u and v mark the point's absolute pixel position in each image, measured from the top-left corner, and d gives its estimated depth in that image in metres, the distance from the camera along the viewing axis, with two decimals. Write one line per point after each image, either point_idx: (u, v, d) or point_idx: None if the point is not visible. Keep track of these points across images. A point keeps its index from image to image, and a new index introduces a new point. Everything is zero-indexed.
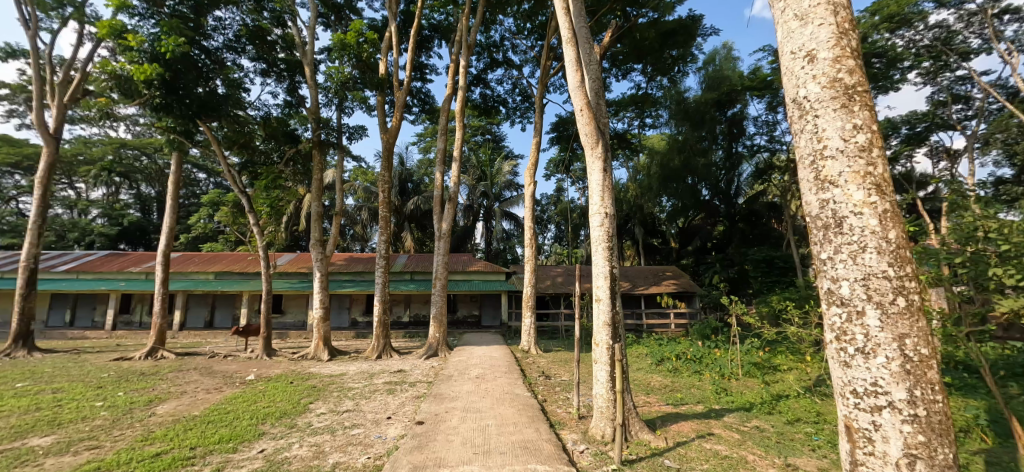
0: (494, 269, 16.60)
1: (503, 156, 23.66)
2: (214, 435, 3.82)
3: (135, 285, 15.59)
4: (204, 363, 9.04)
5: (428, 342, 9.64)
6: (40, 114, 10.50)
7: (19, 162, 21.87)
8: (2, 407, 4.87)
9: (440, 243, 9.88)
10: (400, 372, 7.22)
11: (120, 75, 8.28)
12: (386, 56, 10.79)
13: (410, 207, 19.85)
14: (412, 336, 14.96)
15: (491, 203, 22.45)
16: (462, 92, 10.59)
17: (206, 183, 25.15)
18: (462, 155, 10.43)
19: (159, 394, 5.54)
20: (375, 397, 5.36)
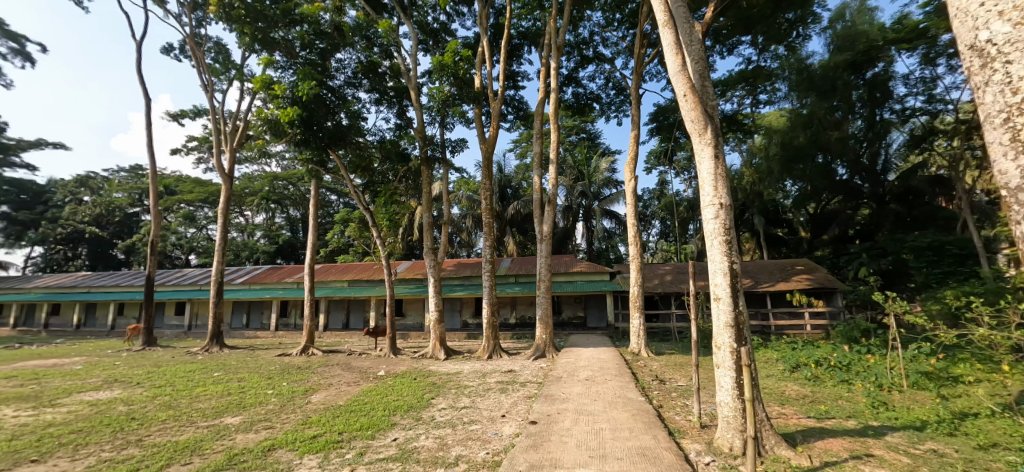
0: (597, 269, 16.28)
1: (600, 153, 23.51)
2: (356, 423, 4.34)
3: (291, 293, 18.66)
4: (346, 359, 10.44)
5: (535, 343, 9.79)
6: (218, 159, 13.19)
7: (208, 198, 27.82)
8: (207, 391, 6.19)
9: (542, 245, 10.00)
10: (510, 372, 7.44)
11: (272, 119, 10.01)
12: (480, 70, 11.32)
13: (510, 212, 20.48)
14: (520, 337, 15.41)
15: (591, 203, 22.12)
16: (554, 95, 10.62)
17: (337, 203, 29.16)
18: (558, 156, 10.44)
19: (312, 385, 6.51)
20: (490, 395, 5.59)
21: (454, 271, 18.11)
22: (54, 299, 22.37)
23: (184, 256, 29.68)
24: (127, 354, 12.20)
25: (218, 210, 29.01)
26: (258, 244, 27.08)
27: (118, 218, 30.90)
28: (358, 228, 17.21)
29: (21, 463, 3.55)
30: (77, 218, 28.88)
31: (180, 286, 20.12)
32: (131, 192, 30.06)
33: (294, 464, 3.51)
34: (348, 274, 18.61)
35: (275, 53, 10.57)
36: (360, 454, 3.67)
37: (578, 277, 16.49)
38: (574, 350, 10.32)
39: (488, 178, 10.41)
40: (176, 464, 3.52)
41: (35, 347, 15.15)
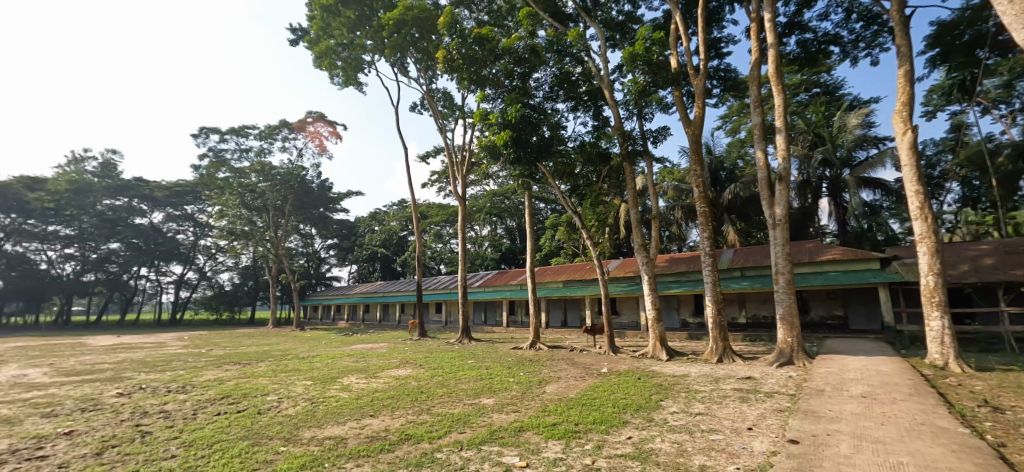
0: (861, 256, 12.94)
1: (845, 109, 19.16)
2: (590, 416, 4.52)
3: (516, 294, 21.40)
4: (568, 354, 11.42)
5: (779, 347, 8.66)
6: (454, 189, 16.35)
7: (448, 218, 34.90)
8: (468, 374, 7.79)
9: (776, 232, 8.85)
10: (750, 379, 6.64)
11: (490, 143, 11.68)
12: (675, 50, 10.82)
13: (728, 197, 17.90)
14: (755, 339, 13.72)
15: (838, 172, 18.11)
16: (773, 51, 9.10)
17: (546, 210, 32.30)
18: (787, 123, 9.13)
19: (544, 376, 7.31)
20: (729, 403, 5.08)
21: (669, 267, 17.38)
22: (370, 301, 32.18)
23: (438, 266, 38.16)
24: (410, 342, 16.54)
25: (456, 227, 36.04)
26: (488, 253, 33.02)
27: (396, 240, 41.92)
28: (568, 231, 20.54)
29: (367, 415, 5.13)
30: (374, 242, 40.61)
31: (439, 289, 25.92)
32: (402, 221, 39.87)
33: (542, 446, 3.95)
34: (562, 275, 20.18)
35: (486, 87, 12.35)
36: (599, 446, 3.84)
37: (829, 268, 13.50)
38: (837, 359, 8.49)
39: (698, 161, 10.18)
40: (454, 432, 4.44)
41: (363, 335, 22.22)
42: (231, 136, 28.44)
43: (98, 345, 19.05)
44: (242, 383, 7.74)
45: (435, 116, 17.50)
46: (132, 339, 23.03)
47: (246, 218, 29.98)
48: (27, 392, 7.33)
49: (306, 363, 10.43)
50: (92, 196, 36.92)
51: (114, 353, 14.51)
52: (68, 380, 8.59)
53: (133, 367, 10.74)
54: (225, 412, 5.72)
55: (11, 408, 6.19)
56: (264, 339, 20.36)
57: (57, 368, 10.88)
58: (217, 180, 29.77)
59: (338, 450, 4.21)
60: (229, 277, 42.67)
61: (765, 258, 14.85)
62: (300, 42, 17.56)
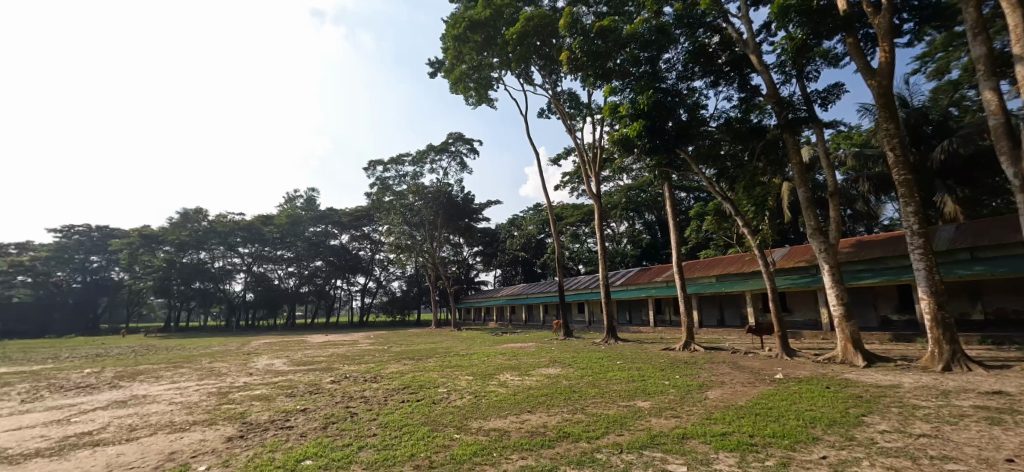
0: None
1: None
2: (768, 428, 4.34)
3: (663, 291, 21.19)
4: (732, 358, 10.95)
5: None
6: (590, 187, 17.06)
7: (583, 217, 35.34)
8: (622, 375, 8.30)
9: None
10: (997, 395, 5.46)
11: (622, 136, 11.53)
12: None
13: (940, 158, 13.45)
14: (992, 339, 10.85)
15: None
16: None
17: (688, 200, 30.37)
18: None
19: (705, 382, 7.32)
20: (969, 426, 4.17)
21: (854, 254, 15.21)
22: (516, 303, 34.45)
23: (576, 266, 39.00)
24: (557, 342, 17.37)
25: (592, 225, 36.16)
26: (627, 249, 33.03)
27: (535, 243, 44.11)
28: (718, 220, 20.20)
29: (525, 410, 5.70)
30: (514, 246, 43.45)
31: (580, 290, 27.11)
32: (539, 224, 41.95)
33: (711, 457, 3.64)
34: (714, 270, 19.50)
35: (612, 80, 11.97)
36: (783, 464, 3.40)
37: None
38: None
39: (891, 118, 8.40)
40: (612, 434, 4.52)
41: (512, 334, 24.04)
42: (392, 165, 33.35)
43: (316, 341, 24.54)
44: (418, 376, 8.97)
45: (563, 117, 17.90)
46: (338, 336, 29.12)
47: (407, 232, 34.71)
48: (278, 376, 9.83)
49: (467, 361, 11.57)
50: (303, 225, 47.12)
51: (332, 348, 18.60)
52: (301, 368, 11.23)
53: (339, 359, 13.47)
54: (407, 401, 6.80)
55: (267, 387, 8.36)
56: (433, 338, 23.66)
57: (295, 359, 14.39)
58: (384, 203, 34.80)
59: (503, 441, 4.52)
60: (399, 284, 50.38)
61: (1005, 233, 11.65)
62: (438, 73, 19.70)
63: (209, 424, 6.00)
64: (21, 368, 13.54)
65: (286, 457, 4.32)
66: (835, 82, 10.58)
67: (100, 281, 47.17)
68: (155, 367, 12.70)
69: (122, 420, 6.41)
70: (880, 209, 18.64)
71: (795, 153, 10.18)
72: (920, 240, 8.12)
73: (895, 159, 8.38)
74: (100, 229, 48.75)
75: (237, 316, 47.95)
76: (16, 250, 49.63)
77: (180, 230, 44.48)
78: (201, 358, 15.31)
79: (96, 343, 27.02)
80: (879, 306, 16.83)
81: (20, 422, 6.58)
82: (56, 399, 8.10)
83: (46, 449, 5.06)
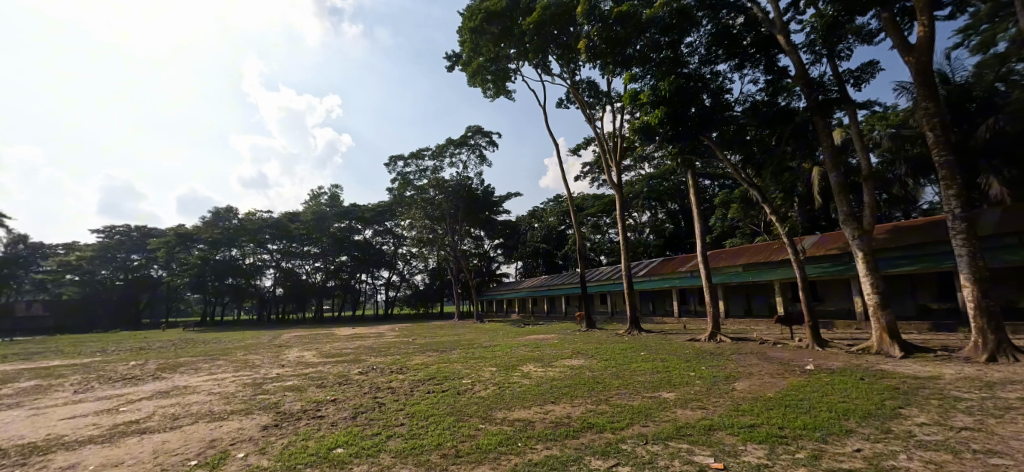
0: None
1: None
2: (798, 420, 4.26)
3: (687, 281, 20.88)
4: (760, 348, 10.73)
5: None
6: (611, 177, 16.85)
7: (605, 207, 34.97)
8: (646, 367, 8.26)
9: None
10: None
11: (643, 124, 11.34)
12: None
13: (984, 137, 12.73)
14: None
15: None
16: None
17: (712, 188, 29.66)
18: None
19: (732, 373, 7.20)
20: (1017, 420, 4.00)
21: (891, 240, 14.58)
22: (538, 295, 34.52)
23: (598, 257, 38.78)
24: (580, 333, 17.38)
25: (614, 216, 35.77)
26: (650, 240, 32.66)
27: (556, 235, 44.01)
28: (744, 207, 19.69)
29: (549, 401, 5.75)
30: (535, 239, 43.47)
31: (603, 281, 26.98)
32: (559, 216, 41.78)
33: (739, 449, 3.60)
34: (741, 259, 19.16)
35: (632, 67, 11.74)
36: (815, 457, 3.33)
37: None
38: None
39: (930, 96, 7.96)
40: (637, 424, 4.53)
41: (534, 326, 24.14)
42: (412, 160, 33.63)
43: (343, 334, 25.25)
44: (442, 368, 9.11)
45: (582, 107, 17.67)
46: (364, 329, 29.91)
47: (429, 227, 35.24)
48: (307, 368, 10.17)
49: (490, 352, 11.66)
50: (328, 222, 48.26)
51: (359, 340, 19.11)
52: (329, 360, 11.58)
53: (365, 351, 13.82)
54: (432, 391, 6.94)
55: (298, 379, 8.67)
56: (456, 330, 24.02)
57: (324, 351, 14.86)
58: (405, 198, 35.26)
59: (527, 432, 4.57)
60: (422, 278, 51.19)
61: None
62: (456, 67, 19.68)
63: (245, 413, 6.27)
64: (74, 360, 14.44)
65: (319, 446, 4.49)
66: (870, 60, 10.07)
67: (140, 278, 49.61)
68: (192, 359, 13.32)
69: (165, 410, 6.78)
70: (918, 193, 17.81)
71: (826, 136, 9.82)
72: (962, 224, 7.74)
73: (935, 140, 7.96)
74: (138, 229, 51.17)
75: (267, 310, 49.69)
76: (65, 250, 52.81)
77: (212, 229, 46.27)
78: (236, 351, 15.99)
79: (139, 337, 28.59)
80: (917, 294, 16.17)
81: (76, 411, 7.04)
82: (105, 390, 8.61)
83: (98, 436, 5.40)
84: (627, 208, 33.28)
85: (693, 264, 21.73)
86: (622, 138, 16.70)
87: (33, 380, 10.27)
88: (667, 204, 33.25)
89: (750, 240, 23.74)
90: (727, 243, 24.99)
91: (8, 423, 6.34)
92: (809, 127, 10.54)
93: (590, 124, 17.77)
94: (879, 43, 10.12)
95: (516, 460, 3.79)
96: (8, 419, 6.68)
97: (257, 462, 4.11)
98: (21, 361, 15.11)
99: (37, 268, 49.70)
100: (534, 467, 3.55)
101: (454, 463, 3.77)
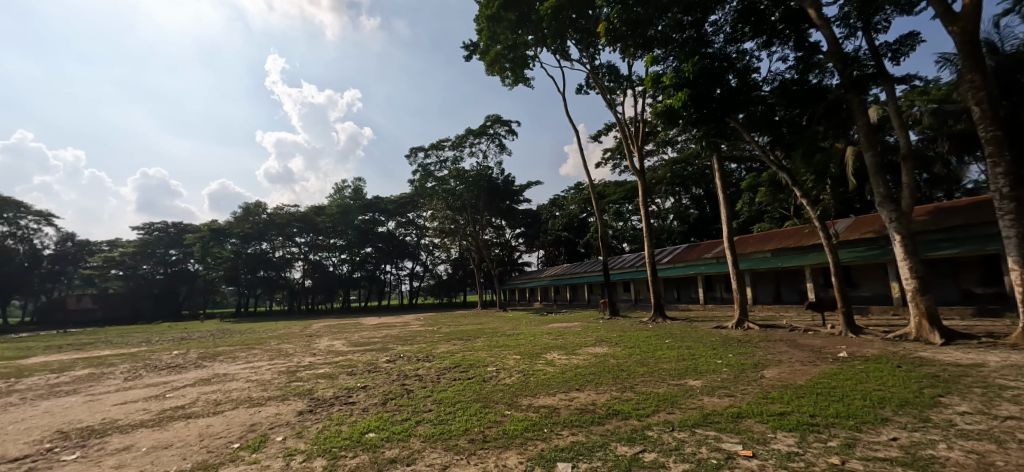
0: None
1: None
2: (831, 409, 4.17)
3: (713, 267, 20.47)
4: (790, 336, 10.49)
5: None
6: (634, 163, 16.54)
7: (627, 194, 34.50)
8: (672, 355, 8.20)
9: None
10: None
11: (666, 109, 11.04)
12: None
13: None
14: None
15: None
16: None
17: (739, 171, 28.80)
18: None
19: (761, 361, 7.08)
20: None
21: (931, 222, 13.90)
22: (561, 283, 34.59)
23: (621, 244, 38.47)
24: (603, 321, 17.39)
25: (636, 203, 35.28)
26: (674, 226, 32.11)
27: (577, 222, 43.78)
28: (772, 191, 19.06)
29: (574, 389, 5.81)
30: (556, 227, 43.34)
31: (626, 269, 26.82)
32: (581, 204, 41.40)
33: (768, 437, 3.57)
34: (769, 244, 18.66)
35: (653, 49, 11.39)
36: (847, 445, 3.27)
37: None
38: None
39: (976, 68, 7.47)
40: (663, 411, 4.55)
41: (557, 314, 24.26)
42: (432, 151, 33.75)
43: (370, 323, 26.04)
44: (468, 355, 9.32)
45: (602, 92, 17.33)
46: (390, 319, 30.73)
47: (451, 217, 35.64)
48: (338, 356, 10.55)
49: (514, 341, 11.84)
50: (352, 214, 49.34)
51: (386, 330, 19.67)
52: (358, 349, 11.98)
53: (393, 340, 14.24)
54: (458, 379, 7.11)
55: (330, 367, 9.00)
56: (480, 319, 24.43)
57: (353, 340, 15.33)
58: (427, 189, 35.63)
59: (553, 418, 4.64)
60: (445, 268, 51.88)
61: None
62: (474, 56, 19.54)
63: (282, 399, 6.58)
64: (123, 350, 15.39)
65: (352, 430, 4.68)
66: (910, 31, 9.49)
67: (178, 272, 51.99)
68: (230, 349, 13.98)
69: (208, 396, 7.18)
70: (961, 170, 16.91)
71: (862, 115, 9.37)
72: (1010, 204, 7.32)
73: (981, 115, 7.51)
74: (174, 225, 53.47)
75: (297, 301, 51.50)
76: (108, 246, 55.88)
77: (242, 224, 47.93)
78: (270, 340, 16.65)
79: (181, 328, 30.19)
80: (959, 278, 15.46)
81: (128, 397, 7.51)
82: (153, 377, 9.15)
83: (148, 421, 5.77)
84: (649, 194, 32.76)
85: (719, 250, 21.29)
86: (645, 123, 16.33)
87: (88, 368, 11.01)
88: (691, 189, 32.51)
89: (779, 224, 23.06)
90: (754, 228, 24.35)
91: (68, 408, 6.82)
92: (842, 105, 10.07)
93: (611, 109, 17.42)
94: (921, 12, 9.51)
95: (542, 445, 3.87)
96: (68, 404, 7.22)
97: (294, 446, 4.32)
98: (76, 351, 16.17)
99: (84, 264, 52.77)
100: (560, 452, 3.61)
101: (482, 448, 3.88)
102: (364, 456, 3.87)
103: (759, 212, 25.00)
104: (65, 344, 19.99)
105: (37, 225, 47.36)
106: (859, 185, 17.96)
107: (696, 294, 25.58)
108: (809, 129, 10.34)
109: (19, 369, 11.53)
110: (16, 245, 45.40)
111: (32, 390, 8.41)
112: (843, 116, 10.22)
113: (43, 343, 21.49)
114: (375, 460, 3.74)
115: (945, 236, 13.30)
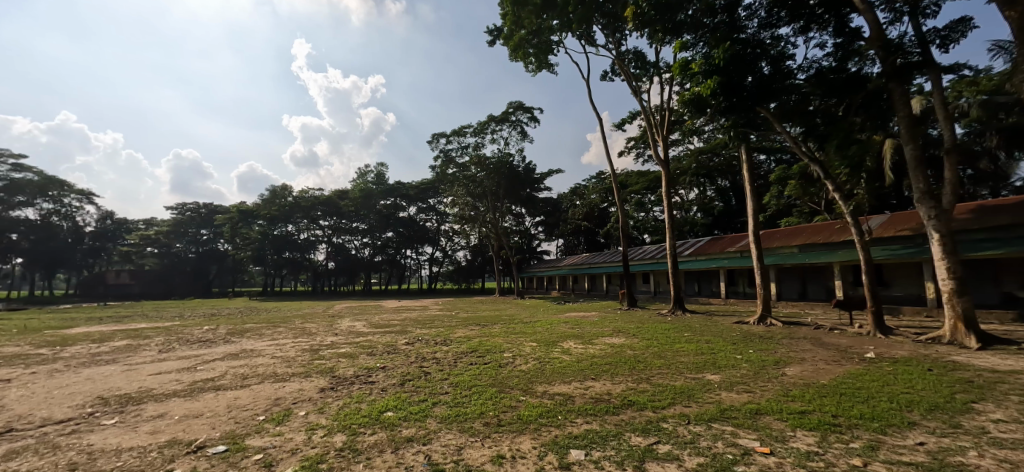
0: None
1: None
2: (855, 410, 4.06)
3: (736, 262, 19.95)
4: (816, 334, 10.23)
5: None
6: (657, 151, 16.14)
7: (648, 185, 34.05)
8: (688, 347, 8.15)
9: None
10: None
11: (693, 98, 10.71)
12: None
13: None
14: None
15: None
16: None
17: (767, 162, 28.03)
18: None
19: (781, 358, 6.91)
20: None
21: (974, 221, 13.18)
22: (578, 272, 34.57)
23: (642, 235, 38.03)
24: (621, 313, 17.25)
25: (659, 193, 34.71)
26: (698, 218, 31.48)
27: (598, 212, 43.40)
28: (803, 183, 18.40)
29: (589, 377, 5.84)
30: (577, 216, 43.22)
31: (646, 260, 26.48)
32: (602, 193, 41.03)
33: (787, 435, 3.52)
34: (797, 239, 18.04)
35: (684, 33, 11.12)
36: (870, 447, 3.21)
37: None
38: None
39: None
40: (679, 404, 4.54)
41: (574, 304, 24.30)
42: (454, 138, 33.77)
43: (390, 307, 26.69)
44: (484, 341, 9.45)
45: (627, 79, 16.94)
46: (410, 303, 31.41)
47: (470, 204, 35.90)
48: (359, 337, 10.86)
49: (530, 328, 11.98)
50: (374, 199, 50.12)
51: (405, 313, 20.18)
52: (378, 330, 12.30)
53: (411, 323, 14.54)
54: (474, 363, 7.24)
55: (350, 347, 9.26)
56: (497, 306, 24.61)
57: (373, 321, 15.84)
58: (448, 176, 35.85)
59: (568, 406, 4.68)
60: (464, 254, 52.42)
61: None
62: (497, 41, 19.31)
63: (305, 376, 6.83)
64: (159, 324, 16.25)
65: (371, 408, 4.83)
66: (961, 17, 8.89)
67: (209, 251, 54.23)
68: (257, 326, 14.58)
69: (235, 370, 7.49)
70: (1011, 167, 16.00)
71: (904, 106, 8.88)
72: None
73: None
74: (204, 206, 55.53)
75: (321, 282, 53.02)
76: (143, 225, 58.41)
77: (270, 206, 49.01)
78: (293, 319, 17.21)
79: (208, 305, 31.45)
80: (1000, 279, 14.79)
81: (161, 368, 7.94)
82: (184, 351, 9.59)
83: (181, 391, 6.09)
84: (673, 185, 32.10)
85: (743, 244, 20.70)
86: (669, 110, 16.03)
87: (126, 340, 11.64)
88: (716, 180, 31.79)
89: (807, 218, 22.40)
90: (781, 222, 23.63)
91: (107, 377, 7.25)
92: (882, 95, 9.59)
93: (637, 97, 17.01)
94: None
95: (555, 431, 3.92)
96: (107, 372, 7.67)
97: (316, 421, 4.49)
98: (117, 323, 17.13)
99: (123, 241, 55.51)
100: (573, 439, 3.66)
101: (497, 431, 3.97)
102: (382, 434, 3.99)
103: (787, 206, 24.25)
104: (106, 316, 21.24)
105: (80, 203, 49.83)
106: (896, 180, 17.17)
107: (717, 288, 25.14)
108: (845, 120, 9.86)
109: (63, 338, 12.23)
110: (61, 222, 47.87)
111: (75, 358, 8.97)
112: (884, 107, 9.69)
113: (87, 315, 22.78)
114: (393, 438, 3.86)
115: (988, 235, 12.60)
